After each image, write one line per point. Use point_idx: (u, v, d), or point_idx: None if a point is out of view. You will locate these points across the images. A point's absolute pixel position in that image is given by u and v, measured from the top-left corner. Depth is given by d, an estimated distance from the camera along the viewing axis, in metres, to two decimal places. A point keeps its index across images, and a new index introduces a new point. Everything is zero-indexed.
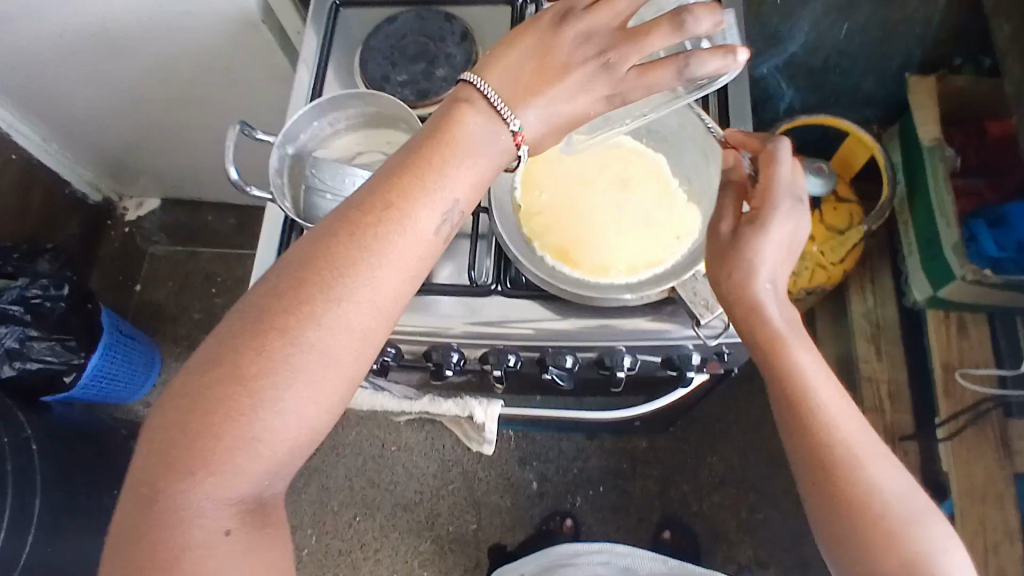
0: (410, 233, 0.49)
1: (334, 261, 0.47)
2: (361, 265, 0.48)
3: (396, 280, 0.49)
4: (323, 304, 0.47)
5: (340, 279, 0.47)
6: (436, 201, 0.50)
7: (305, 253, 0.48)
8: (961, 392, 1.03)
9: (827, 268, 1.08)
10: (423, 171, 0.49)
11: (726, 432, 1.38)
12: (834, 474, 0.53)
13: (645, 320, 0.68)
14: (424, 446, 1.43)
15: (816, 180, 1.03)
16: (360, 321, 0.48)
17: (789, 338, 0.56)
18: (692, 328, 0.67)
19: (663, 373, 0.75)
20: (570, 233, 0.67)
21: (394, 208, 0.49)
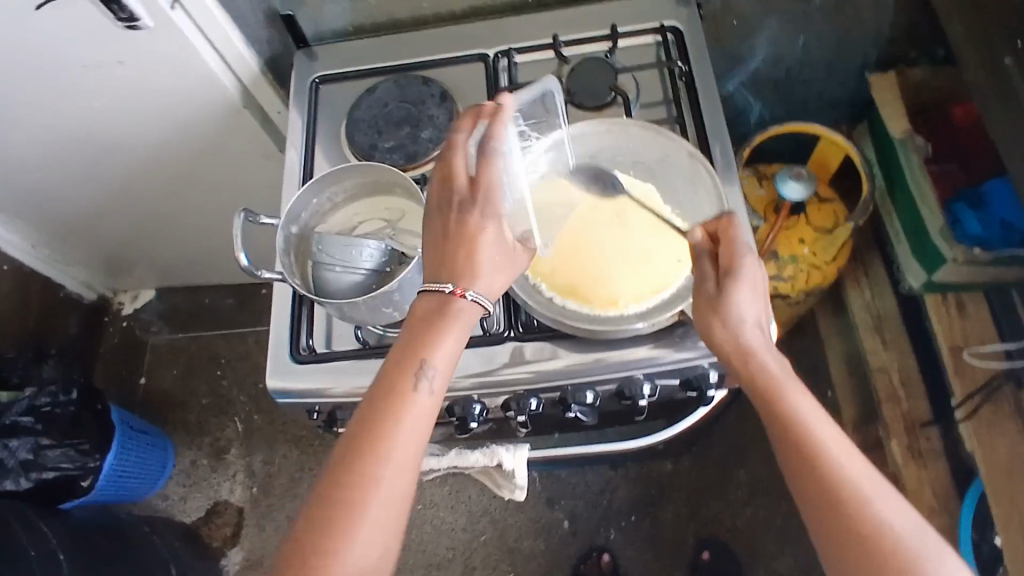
0: (417, 391, 0.56)
1: (372, 433, 0.55)
2: (384, 435, 0.54)
3: (415, 433, 0.55)
4: (361, 473, 0.53)
5: (369, 445, 0.54)
6: (438, 358, 0.57)
7: (346, 433, 0.55)
8: (971, 371, 1.04)
9: (821, 268, 1.10)
10: (418, 340, 0.57)
11: (748, 442, 1.38)
12: (841, 509, 0.53)
13: (655, 347, 0.69)
14: (450, 500, 1.41)
15: (796, 186, 1.06)
16: (396, 474, 0.54)
17: (784, 382, 0.59)
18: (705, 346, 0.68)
19: (682, 394, 0.76)
20: (575, 272, 0.69)
21: (400, 375, 0.56)
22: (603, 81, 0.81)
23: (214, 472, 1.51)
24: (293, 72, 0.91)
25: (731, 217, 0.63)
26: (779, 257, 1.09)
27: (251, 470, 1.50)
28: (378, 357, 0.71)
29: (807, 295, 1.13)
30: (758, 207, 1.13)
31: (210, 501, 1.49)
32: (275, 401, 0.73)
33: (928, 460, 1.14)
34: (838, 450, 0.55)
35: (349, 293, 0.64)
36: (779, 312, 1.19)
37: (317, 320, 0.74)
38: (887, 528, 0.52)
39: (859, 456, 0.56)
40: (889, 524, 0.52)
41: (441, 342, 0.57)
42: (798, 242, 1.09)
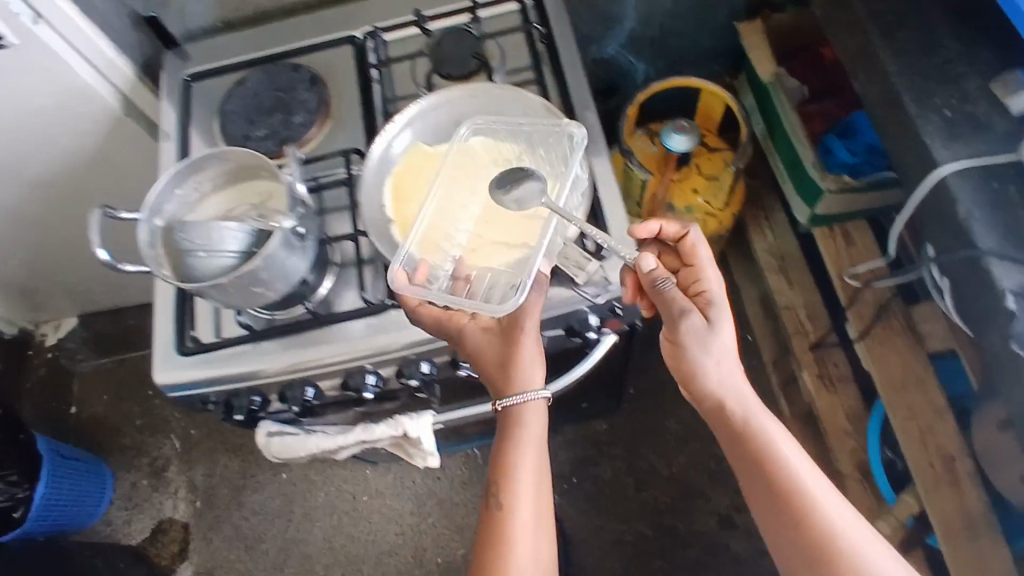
0: (519, 486, 0.68)
1: (498, 537, 0.66)
2: (507, 534, 0.66)
3: (532, 517, 0.67)
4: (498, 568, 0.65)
5: (497, 545, 0.66)
6: (525, 465, 0.68)
7: (478, 539, 0.68)
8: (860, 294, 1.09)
9: (717, 216, 1.14)
10: (508, 443, 0.69)
11: (676, 392, 1.43)
12: (830, 561, 0.61)
13: (536, 298, 0.71)
14: (395, 487, 1.43)
15: (681, 138, 1.09)
16: (535, 564, 0.67)
17: (752, 418, 0.66)
18: (581, 290, 0.71)
19: (573, 343, 0.79)
20: (444, 231, 0.70)
21: (502, 478, 0.68)
22: (467, 50, 0.83)
23: (155, 491, 1.49)
24: (164, 73, 0.91)
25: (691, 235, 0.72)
26: (674, 209, 1.13)
27: (193, 485, 1.49)
28: (265, 339, 0.73)
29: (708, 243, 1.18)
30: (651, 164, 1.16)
31: (155, 520, 1.47)
32: (169, 395, 0.75)
33: (838, 385, 1.19)
34: (825, 502, 0.63)
35: (216, 275, 0.64)
36: None
37: (202, 312, 0.75)
38: (866, 575, 0.60)
39: (842, 504, 0.64)
40: (869, 572, 0.60)
41: (523, 452, 0.68)
42: (692, 192, 1.13)
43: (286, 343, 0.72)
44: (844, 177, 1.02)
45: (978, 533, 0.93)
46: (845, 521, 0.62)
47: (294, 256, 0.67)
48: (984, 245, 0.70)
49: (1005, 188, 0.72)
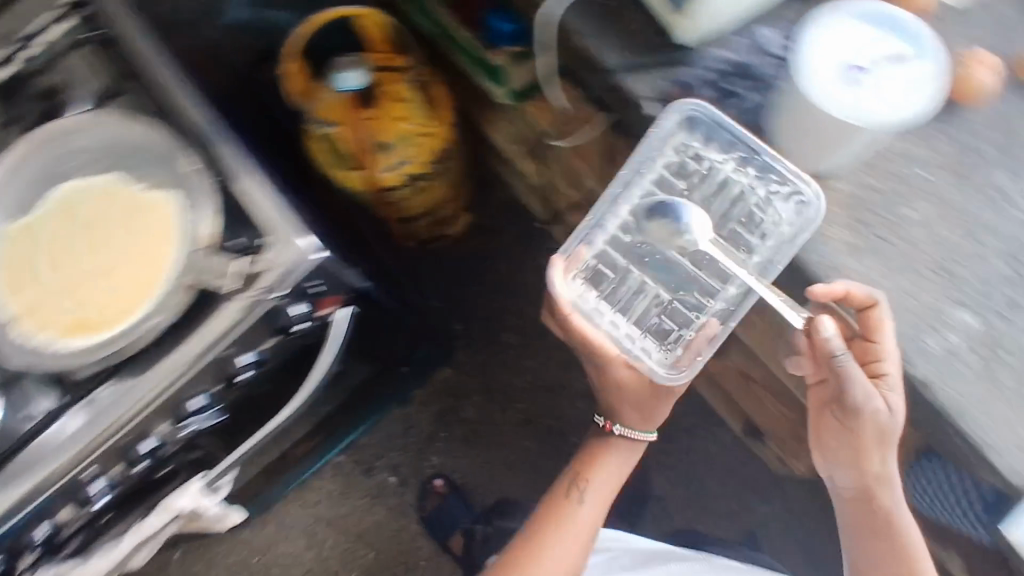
0: (592, 490, 0.89)
1: (561, 515, 0.87)
2: (577, 508, 0.88)
3: (593, 513, 0.88)
4: (561, 522, 0.87)
5: (561, 512, 0.88)
6: (611, 470, 0.90)
7: (545, 513, 0.89)
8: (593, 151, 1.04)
9: (431, 132, 1.09)
10: (591, 464, 0.91)
11: (498, 307, 1.41)
12: (883, 527, 0.77)
13: (217, 324, 0.65)
14: (281, 531, 1.35)
15: (352, 74, 1.01)
16: (587, 526, 0.87)
17: (887, 440, 0.72)
18: (264, 295, 0.66)
19: (298, 340, 0.76)
20: (87, 302, 0.66)
21: (579, 478, 0.90)
22: (22, 92, 0.71)
23: None
24: None
25: (875, 308, 0.65)
26: (389, 145, 1.07)
27: None
28: None
29: (438, 162, 1.14)
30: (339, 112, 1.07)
31: None
32: None
33: None
34: (904, 524, 0.77)
35: None
36: (432, 190, 1.19)
37: None
38: (904, 545, 0.77)
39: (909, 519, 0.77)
40: (902, 536, 0.77)
41: (599, 478, 0.90)
42: (397, 121, 1.07)
43: None
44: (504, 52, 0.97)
45: None
46: (903, 518, 0.77)
47: None
48: (612, 63, 0.66)
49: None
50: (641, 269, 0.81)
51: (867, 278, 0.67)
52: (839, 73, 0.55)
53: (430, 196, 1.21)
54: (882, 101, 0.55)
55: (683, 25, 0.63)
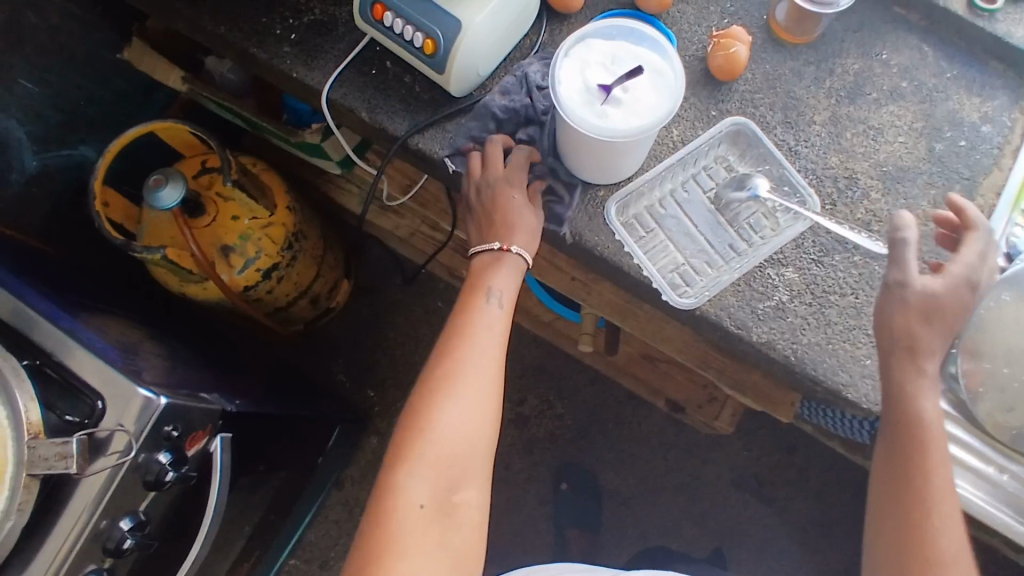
0: (486, 315, 0.61)
1: (456, 349, 0.60)
2: (467, 344, 0.60)
3: (492, 351, 0.60)
4: (452, 362, 0.59)
5: (450, 352, 0.59)
6: (498, 291, 0.62)
7: (436, 357, 0.60)
8: (429, 193, 1.04)
9: (273, 221, 1.07)
10: (474, 279, 0.63)
11: (405, 361, 1.39)
12: (919, 464, 0.57)
13: (79, 497, 0.64)
14: None
15: (169, 188, 0.96)
16: (486, 365, 0.60)
17: (926, 350, 0.58)
18: (117, 460, 0.64)
19: (178, 485, 0.72)
20: None
21: (467, 305, 0.62)
22: None
23: None
24: None
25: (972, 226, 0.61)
26: (233, 246, 1.04)
27: None
28: None
29: (293, 246, 1.12)
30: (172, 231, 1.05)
31: None
32: None
33: None
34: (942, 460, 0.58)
35: None
36: (298, 273, 1.16)
37: None
38: (937, 500, 0.57)
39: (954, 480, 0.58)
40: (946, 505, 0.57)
41: (483, 310, 0.62)
42: (234, 221, 1.05)
43: None
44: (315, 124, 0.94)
45: None
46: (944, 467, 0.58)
47: None
48: (400, 131, 0.68)
49: (367, 69, 0.70)
50: (667, 231, 0.67)
51: (852, 209, 0.66)
52: (587, 95, 0.56)
53: (297, 281, 1.17)
54: (633, 118, 0.55)
55: (448, 81, 0.65)
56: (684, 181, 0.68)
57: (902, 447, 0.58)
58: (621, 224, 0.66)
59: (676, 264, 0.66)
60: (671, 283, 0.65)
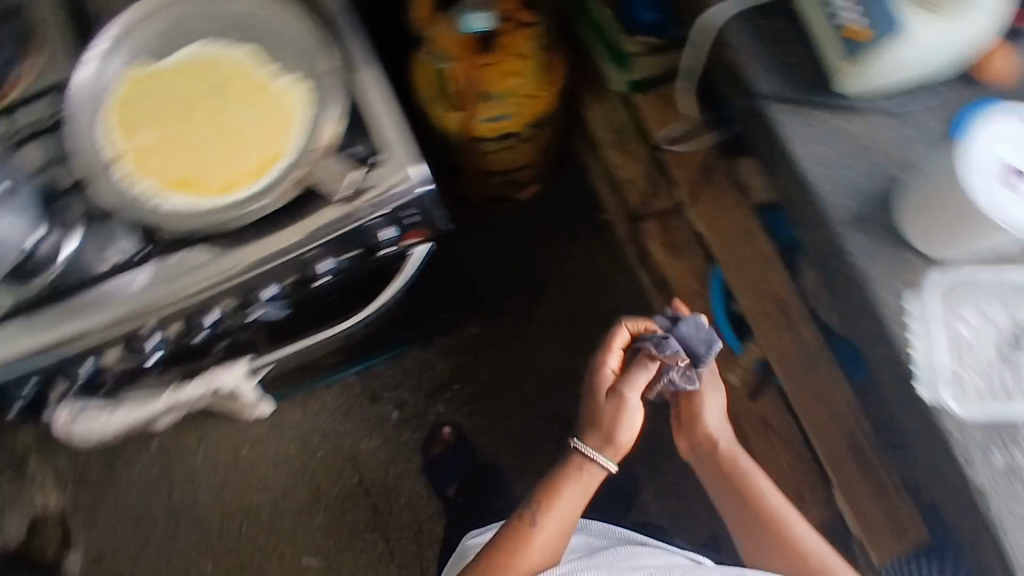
0: (558, 509, 0.85)
1: (523, 535, 0.83)
2: (536, 529, 0.84)
3: (552, 536, 0.84)
4: (524, 542, 0.83)
5: (521, 537, 0.83)
6: (567, 498, 0.86)
7: (506, 533, 0.85)
8: (688, 158, 1.07)
9: (536, 96, 1.09)
10: (558, 490, 0.86)
11: (543, 284, 1.42)
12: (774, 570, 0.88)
13: (305, 221, 0.64)
14: (276, 431, 1.39)
15: (480, 15, 0.98)
16: (547, 545, 0.84)
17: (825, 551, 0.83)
18: (353, 211, 0.64)
19: (371, 261, 0.75)
20: (184, 161, 0.64)
21: (546, 499, 0.85)
22: None
23: (22, 487, 1.38)
24: None
25: None
26: (491, 96, 1.06)
27: (62, 473, 1.39)
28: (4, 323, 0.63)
29: (534, 126, 1.14)
30: (455, 48, 1.02)
31: (30, 515, 1.38)
32: None
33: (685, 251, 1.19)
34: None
35: None
36: (518, 152, 1.19)
37: None
38: None
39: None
40: None
41: (569, 488, 0.86)
42: (507, 77, 1.06)
43: (32, 319, 0.63)
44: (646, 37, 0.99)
45: (808, 360, 1.01)
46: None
47: None
48: (765, 89, 0.68)
49: (770, 23, 0.70)
50: (965, 332, 0.65)
51: None
52: (992, 168, 0.57)
53: (508, 159, 1.19)
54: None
55: (847, 72, 0.65)
56: (1010, 302, 0.65)
57: (754, 528, 0.91)
58: (939, 298, 0.64)
59: (954, 364, 0.64)
60: (938, 382, 0.63)
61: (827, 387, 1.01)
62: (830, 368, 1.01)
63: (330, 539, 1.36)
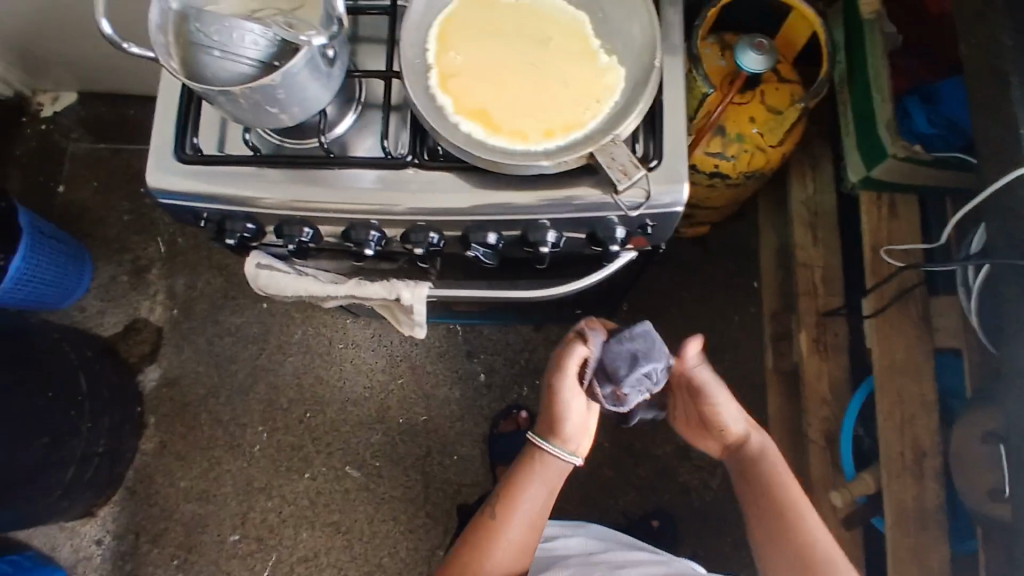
0: (522, 498, 0.84)
1: (491, 525, 0.83)
2: (504, 520, 0.83)
3: (521, 523, 0.83)
4: (490, 532, 0.82)
5: (487, 527, 0.83)
6: (530, 489, 0.84)
7: (475, 524, 0.84)
8: (887, 271, 1.05)
9: (766, 151, 1.07)
10: (523, 480, 0.84)
11: (669, 320, 1.41)
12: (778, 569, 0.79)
13: (566, 193, 0.65)
14: (371, 342, 1.43)
15: (757, 57, 0.99)
16: (516, 534, 0.82)
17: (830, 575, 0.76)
18: (613, 197, 0.64)
19: (588, 251, 0.75)
20: (486, 96, 0.63)
21: (510, 493, 0.84)
22: None
23: (134, 289, 1.46)
24: None
25: None
26: (725, 133, 1.05)
27: (173, 293, 1.46)
28: (270, 166, 0.67)
29: (747, 177, 1.11)
30: (715, 77, 1.06)
31: (129, 318, 1.45)
32: (156, 201, 0.68)
33: (830, 354, 1.17)
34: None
35: (230, 83, 0.56)
36: (716, 193, 1.17)
37: (205, 118, 0.68)
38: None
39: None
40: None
41: (533, 485, 0.84)
42: (748, 120, 1.05)
43: (293, 173, 0.66)
44: (914, 146, 0.93)
45: (920, 514, 0.99)
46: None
47: (317, 82, 0.58)
48: None
49: None
50: None
51: None
52: None
53: (704, 195, 1.18)
54: None
55: None
56: None
57: (768, 515, 0.83)
58: None
59: None
60: None
61: (923, 549, 0.98)
62: (937, 531, 0.99)
63: (377, 461, 1.39)
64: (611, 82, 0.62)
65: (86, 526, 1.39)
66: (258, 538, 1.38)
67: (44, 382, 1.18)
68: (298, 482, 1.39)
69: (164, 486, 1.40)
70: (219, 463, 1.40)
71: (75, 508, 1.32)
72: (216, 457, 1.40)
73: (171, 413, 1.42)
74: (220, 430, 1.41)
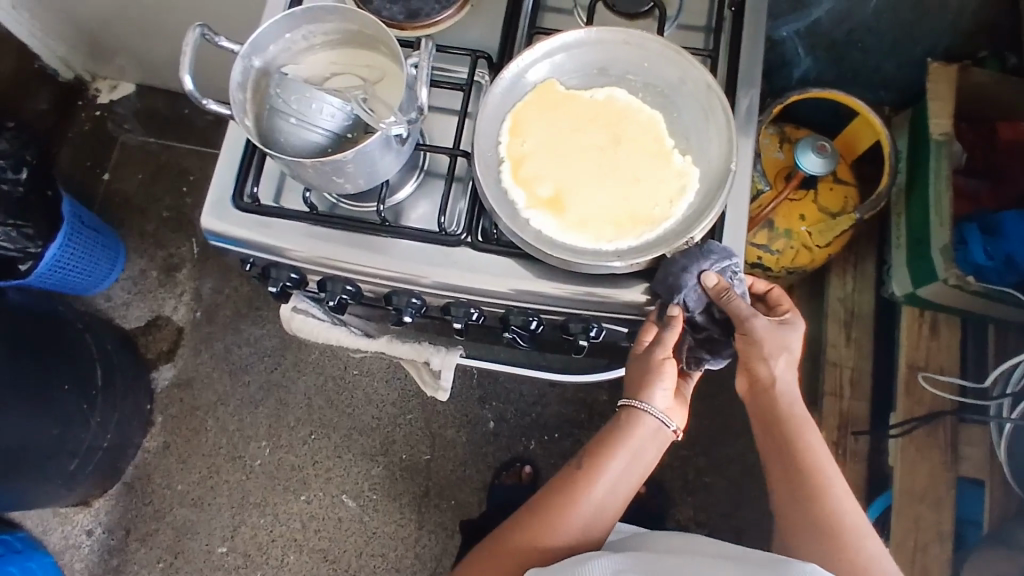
0: (619, 458, 0.66)
1: (575, 483, 0.66)
2: (593, 478, 0.65)
3: (614, 487, 0.66)
4: (575, 487, 0.65)
5: (573, 485, 0.66)
6: (627, 450, 0.66)
7: (557, 479, 0.68)
8: (920, 391, 1.04)
9: (811, 251, 1.05)
10: (615, 438, 0.66)
11: None
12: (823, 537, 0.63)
13: (621, 290, 0.64)
14: (386, 374, 1.43)
15: (817, 160, 0.99)
16: (604, 496, 0.65)
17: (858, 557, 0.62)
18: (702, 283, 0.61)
19: (626, 342, 0.75)
20: (556, 185, 0.63)
21: (602, 450, 0.66)
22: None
23: (162, 286, 1.47)
24: None
25: None
26: (772, 227, 1.03)
27: (199, 295, 1.47)
28: (324, 227, 0.67)
29: (789, 272, 1.09)
30: (770, 170, 1.05)
31: (152, 314, 1.46)
32: (207, 240, 0.69)
33: (848, 459, 1.14)
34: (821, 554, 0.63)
35: (300, 151, 0.57)
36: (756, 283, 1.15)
37: (267, 168, 0.69)
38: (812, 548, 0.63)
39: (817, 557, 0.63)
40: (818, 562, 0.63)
41: (623, 447, 0.66)
42: (798, 218, 1.04)
43: (342, 236, 0.66)
44: (968, 276, 0.93)
45: None
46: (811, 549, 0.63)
47: (388, 158, 0.58)
48: None
49: None
50: None
51: None
52: None
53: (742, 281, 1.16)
54: None
55: None
56: None
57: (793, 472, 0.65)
58: None
59: None
60: None
61: None
62: None
63: (374, 494, 1.38)
64: (683, 184, 0.62)
65: (80, 514, 1.39)
66: (245, 554, 1.37)
67: (62, 374, 1.18)
68: (293, 503, 1.38)
69: (161, 487, 1.40)
70: (219, 473, 1.40)
71: (71, 497, 1.32)
72: (216, 466, 1.40)
73: (179, 415, 1.42)
74: (224, 439, 1.41)
